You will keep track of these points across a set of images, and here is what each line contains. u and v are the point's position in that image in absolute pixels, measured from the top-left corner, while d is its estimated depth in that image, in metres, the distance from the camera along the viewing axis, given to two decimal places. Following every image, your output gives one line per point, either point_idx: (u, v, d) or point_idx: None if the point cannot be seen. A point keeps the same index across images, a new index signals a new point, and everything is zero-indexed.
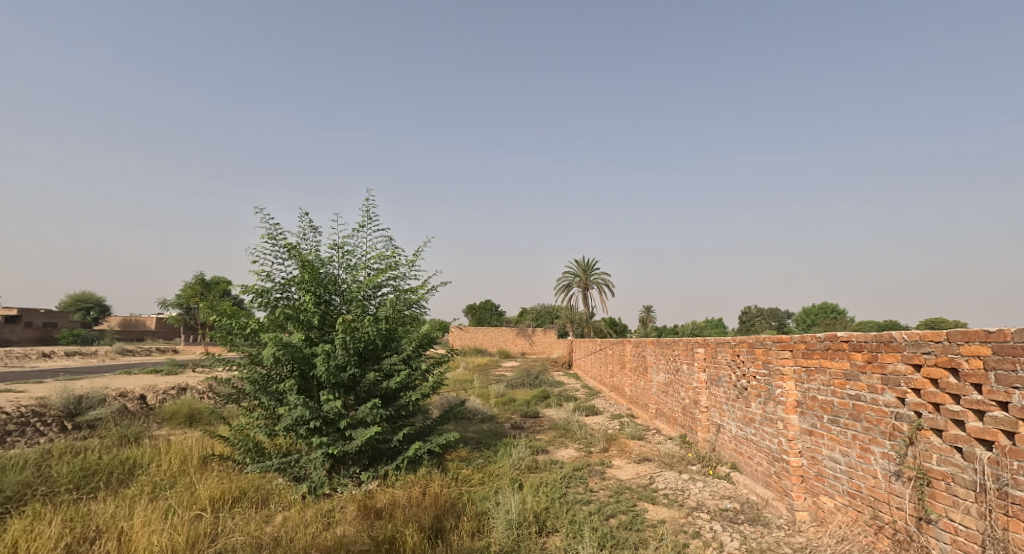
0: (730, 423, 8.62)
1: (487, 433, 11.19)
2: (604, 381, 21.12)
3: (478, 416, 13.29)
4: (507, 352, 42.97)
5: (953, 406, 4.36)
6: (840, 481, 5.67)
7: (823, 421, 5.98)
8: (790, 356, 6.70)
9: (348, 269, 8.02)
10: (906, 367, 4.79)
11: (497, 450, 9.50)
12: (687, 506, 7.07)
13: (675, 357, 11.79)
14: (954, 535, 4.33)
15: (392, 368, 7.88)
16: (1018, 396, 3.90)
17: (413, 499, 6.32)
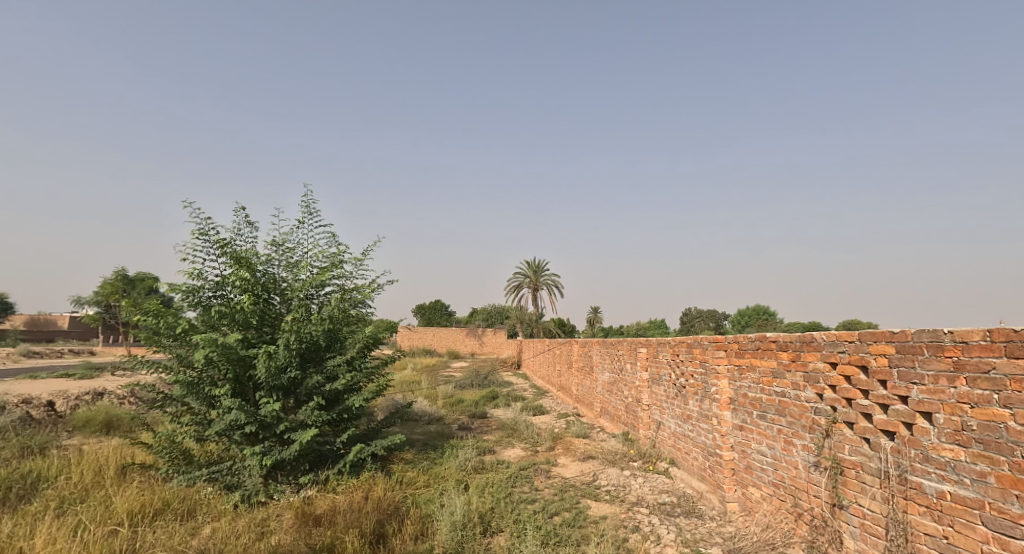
0: (669, 421, 9.23)
1: (435, 435, 11.43)
2: (554, 381, 21.74)
3: (426, 417, 13.49)
4: (457, 353, 43.19)
5: (863, 401, 4.85)
6: (767, 472, 6.34)
7: (752, 417, 6.66)
8: (724, 356, 7.34)
9: (290, 267, 8.12)
10: (824, 364, 5.35)
11: (444, 451, 9.78)
12: (627, 502, 7.59)
13: (620, 357, 12.40)
14: (862, 519, 4.86)
15: (335, 370, 8.03)
16: (915, 391, 4.35)
17: (354, 504, 6.51)
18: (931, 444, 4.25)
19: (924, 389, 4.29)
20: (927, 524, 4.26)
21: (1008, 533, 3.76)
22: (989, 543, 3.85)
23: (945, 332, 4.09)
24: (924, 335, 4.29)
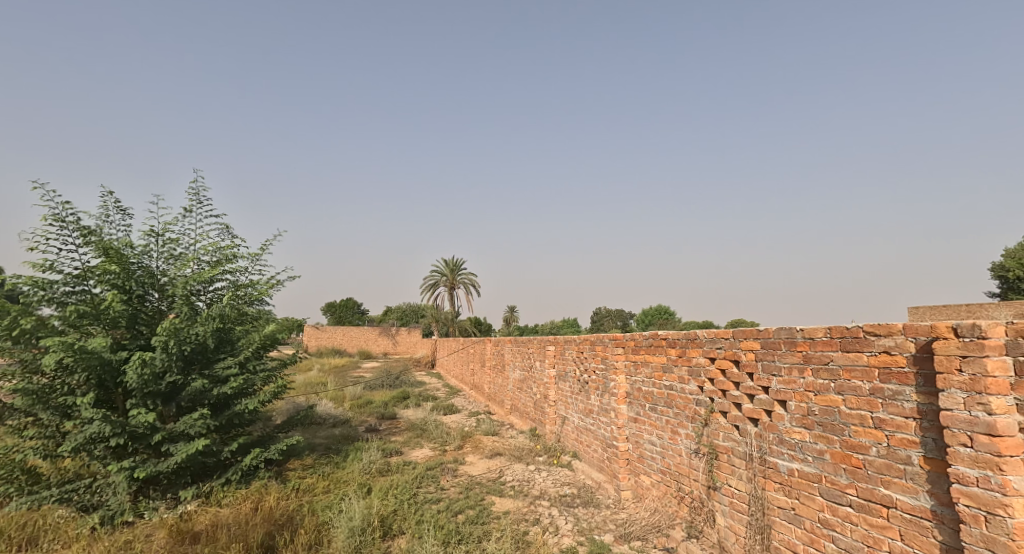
0: (573, 415, 9.64)
1: (338, 438, 11.10)
2: (466, 379, 21.89)
3: (329, 420, 13.06)
4: (366, 353, 42.21)
5: (735, 392, 5.42)
6: (656, 459, 6.86)
7: (644, 410, 7.15)
8: (622, 352, 7.81)
9: (172, 260, 7.61)
10: (705, 359, 5.91)
11: (348, 455, 9.53)
12: (530, 496, 7.86)
13: (529, 354, 12.70)
14: (731, 497, 5.41)
15: (225, 373, 7.61)
16: (775, 381, 4.90)
17: (239, 517, 6.22)
18: (785, 427, 4.79)
19: (782, 380, 4.83)
20: (780, 498, 4.80)
21: (837, 501, 4.27)
22: (824, 510, 4.37)
23: (796, 328, 4.64)
24: (783, 332, 4.84)
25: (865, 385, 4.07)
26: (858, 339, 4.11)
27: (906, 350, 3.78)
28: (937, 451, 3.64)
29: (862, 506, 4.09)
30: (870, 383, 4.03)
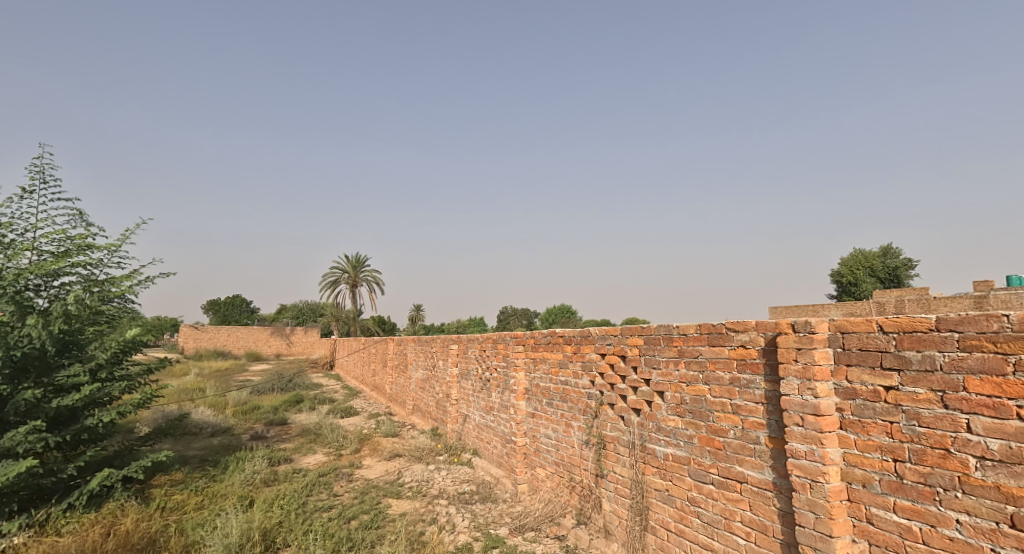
0: (474, 413, 9.90)
1: (216, 449, 10.49)
2: (366, 381, 21.54)
3: (206, 429, 12.27)
4: (256, 353, 39.96)
5: (622, 385, 5.97)
6: (550, 452, 7.31)
7: (542, 404, 7.56)
8: (522, 350, 8.15)
9: (4, 249, 6.87)
10: (596, 354, 6.42)
11: (228, 466, 9.09)
12: (428, 496, 8.02)
13: (432, 354, 12.80)
14: (615, 483, 5.96)
15: (68, 381, 6.93)
16: (655, 374, 5.48)
17: (90, 544, 5.76)
18: (662, 416, 5.37)
19: (660, 373, 5.40)
20: (657, 481, 5.37)
21: (702, 480, 4.86)
22: (692, 489, 4.96)
23: (673, 326, 5.22)
24: (662, 330, 5.41)
25: (727, 375, 4.66)
26: (722, 335, 4.70)
27: (757, 343, 4.38)
28: (777, 430, 4.21)
29: (722, 483, 4.66)
30: (731, 374, 4.62)
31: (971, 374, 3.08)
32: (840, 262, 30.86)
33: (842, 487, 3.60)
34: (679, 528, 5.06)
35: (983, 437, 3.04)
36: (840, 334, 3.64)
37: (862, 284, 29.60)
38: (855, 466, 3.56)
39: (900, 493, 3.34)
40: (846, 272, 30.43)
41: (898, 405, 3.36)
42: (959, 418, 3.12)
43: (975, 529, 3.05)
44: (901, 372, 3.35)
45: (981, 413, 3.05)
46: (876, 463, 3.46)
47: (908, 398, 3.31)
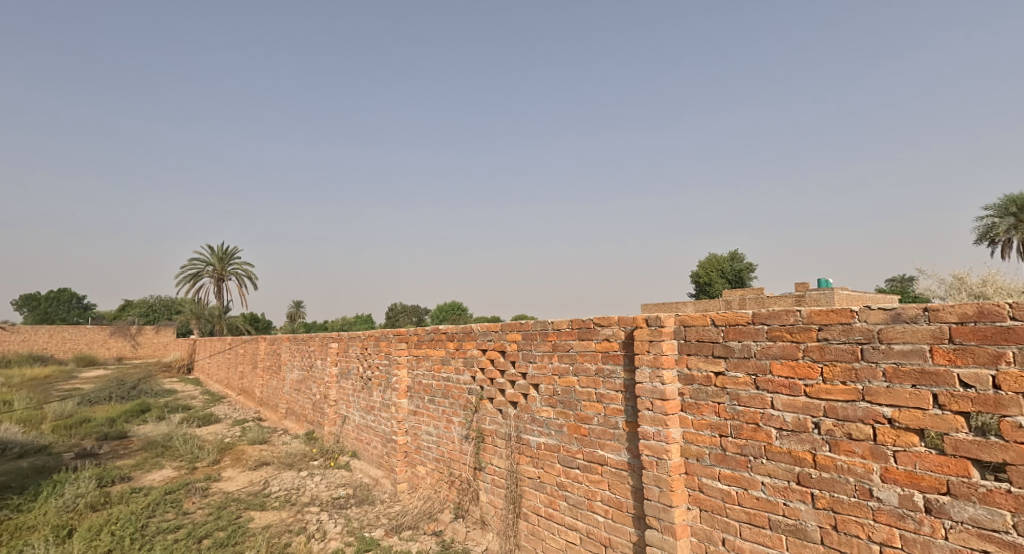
0: (354, 414, 9.65)
1: (24, 473, 9.15)
2: (233, 384, 19.96)
3: (13, 450, 10.68)
4: (96, 357, 35.52)
5: (500, 380, 5.80)
6: (432, 449, 7.04)
7: (423, 402, 7.20)
8: (405, 347, 7.65)
9: None
10: (478, 350, 6.10)
11: (40, 493, 8.03)
12: (298, 504, 7.72)
13: (309, 353, 12.27)
14: (493, 475, 5.81)
15: None
16: (532, 368, 5.31)
17: None
18: (536, 408, 5.24)
19: (535, 366, 5.27)
20: (530, 469, 5.24)
21: (569, 464, 4.78)
22: (561, 474, 4.88)
23: (548, 321, 5.09)
24: (538, 325, 5.28)
25: (592, 366, 4.62)
26: (589, 329, 4.67)
27: (620, 336, 4.34)
28: (634, 415, 4.24)
29: (586, 467, 4.60)
30: (597, 365, 4.57)
31: (775, 359, 3.15)
32: (698, 265, 34.22)
33: (681, 463, 3.64)
34: (548, 512, 5.00)
35: (782, 412, 3.12)
36: (683, 326, 3.68)
37: (717, 284, 33.07)
38: (692, 443, 3.59)
39: (724, 464, 3.41)
40: (705, 273, 33.92)
41: (724, 388, 3.42)
42: (766, 397, 3.19)
43: (776, 488, 3.12)
44: (726, 359, 3.41)
45: (781, 393, 3.12)
46: (707, 440, 3.51)
47: (731, 382, 3.37)
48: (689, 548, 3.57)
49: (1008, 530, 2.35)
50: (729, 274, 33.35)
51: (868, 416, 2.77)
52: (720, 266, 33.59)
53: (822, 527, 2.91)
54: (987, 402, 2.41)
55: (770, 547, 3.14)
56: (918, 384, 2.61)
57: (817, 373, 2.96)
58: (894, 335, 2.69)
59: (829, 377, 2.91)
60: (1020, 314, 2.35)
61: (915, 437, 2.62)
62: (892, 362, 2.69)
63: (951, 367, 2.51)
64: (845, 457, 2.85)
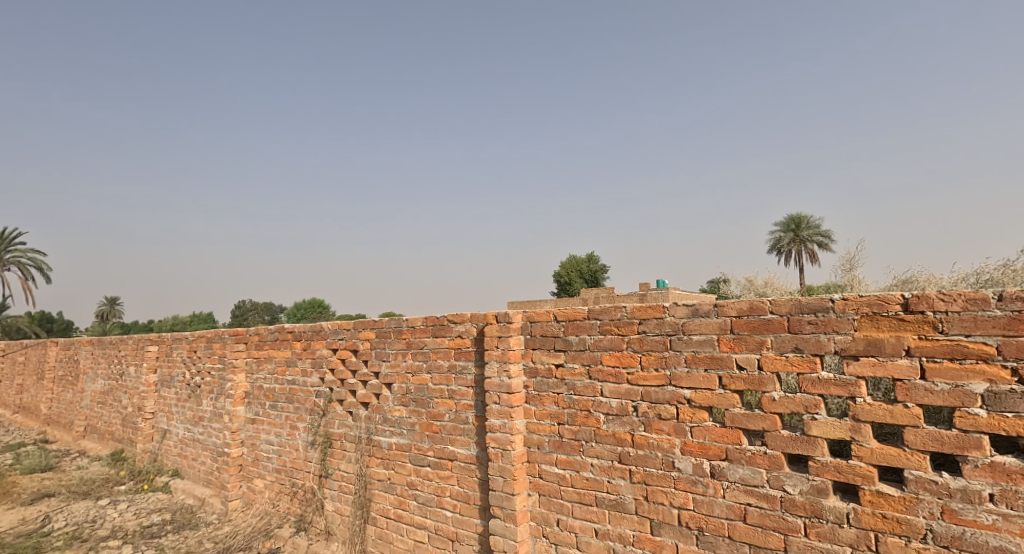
0: (177, 427, 8.70)
1: None
2: (9, 400, 16.55)
3: None
4: None
5: (351, 380, 5.06)
6: (271, 459, 5.99)
7: (264, 408, 6.11)
8: (244, 348, 6.48)
9: None
10: (328, 350, 5.33)
11: None
12: (93, 540, 6.60)
13: (120, 359, 10.75)
14: (340, 481, 5.10)
15: None
16: (384, 366, 4.76)
17: None
18: (388, 408, 4.70)
19: (389, 365, 4.72)
20: (379, 472, 4.72)
21: (420, 463, 4.39)
22: (411, 474, 4.46)
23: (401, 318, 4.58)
24: (392, 322, 4.72)
25: (445, 363, 4.26)
26: (442, 326, 4.31)
27: (471, 333, 4.09)
28: (482, 410, 3.98)
29: (437, 464, 4.27)
30: (449, 362, 4.24)
31: (605, 351, 3.36)
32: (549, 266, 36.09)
33: (524, 452, 3.72)
34: (397, 514, 4.54)
35: (609, 398, 3.33)
36: (530, 322, 3.75)
37: (574, 284, 35.12)
38: (534, 432, 3.68)
39: (560, 450, 3.54)
40: (563, 273, 35.81)
41: (563, 379, 3.56)
42: (597, 386, 3.39)
43: (604, 469, 3.32)
44: (565, 352, 3.55)
45: (608, 381, 3.33)
46: (547, 428, 3.62)
47: (569, 373, 3.52)
48: (528, 532, 3.66)
49: (764, 484, 2.71)
50: (587, 274, 35.60)
51: (673, 398, 3.05)
52: (578, 268, 35.76)
53: (637, 498, 3.16)
54: (755, 381, 2.75)
55: (597, 522, 3.34)
56: (709, 368, 2.92)
57: (637, 362, 3.21)
58: (693, 327, 2.98)
59: (647, 365, 3.17)
60: (776, 308, 2.69)
61: (705, 414, 2.94)
62: (692, 350, 2.99)
63: (731, 353, 2.84)
64: (655, 435, 3.11)
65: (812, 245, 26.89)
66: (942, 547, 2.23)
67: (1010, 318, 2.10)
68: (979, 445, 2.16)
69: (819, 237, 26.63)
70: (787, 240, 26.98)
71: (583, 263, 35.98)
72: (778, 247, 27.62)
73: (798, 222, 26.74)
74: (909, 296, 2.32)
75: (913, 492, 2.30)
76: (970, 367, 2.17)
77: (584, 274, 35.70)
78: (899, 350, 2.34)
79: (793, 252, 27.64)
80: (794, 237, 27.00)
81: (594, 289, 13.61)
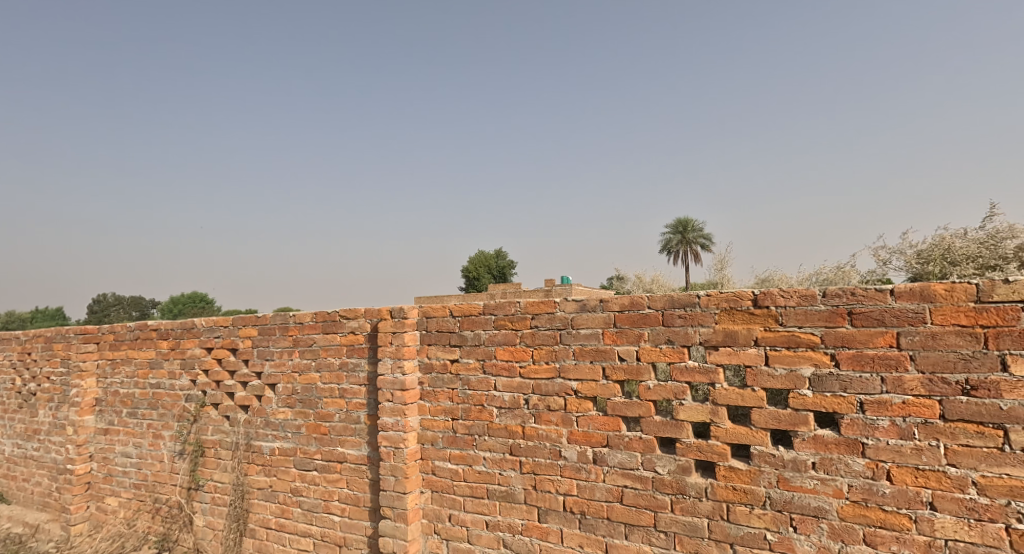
0: (5, 443, 7.55)
1: None
2: None
3: None
4: None
5: (229, 381, 4.72)
6: (128, 474, 5.40)
7: (120, 417, 5.51)
8: (95, 350, 5.79)
9: None
10: (200, 350, 4.93)
11: None
12: None
13: None
14: (213, 493, 4.73)
15: None
16: (267, 366, 4.49)
17: None
18: (271, 410, 4.44)
19: (272, 364, 4.46)
20: (259, 479, 4.45)
21: (306, 467, 4.20)
22: (296, 479, 4.25)
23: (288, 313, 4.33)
24: (277, 318, 4.46)
25: (336, 361, 4.11)
26: (334, 322, 4.13)
27: (365, 329, 3.97)
28: (375, 408, 3.89)
29: (324, 467, 4.11)
30: (340, 359, 4.08)
31: (499, 345, 3.41)
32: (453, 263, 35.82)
33: (417, 449, 3.67)
34: (279, 524, 4.31)
35: (502, 392, 3.39)
36: (425, 317, 3.71)
37: (484, 280, 35.31)
38: (428, 429, 3.65)
39: (455, 446, 3.55)
40: (473, 269, 35.91)
41: (458, 374, 3.57)
42: (491, 380, 3.44)
43: (496, 462, 3.38)
44: (460, 347, 3.56)
45: (502, 375, 3.40)
46: (441, 424, 3.61)
47: (465, 368, 3.54)
48: (419, 531, 3.62)
49: (639, 467, 2.91)
50: (495, 270, 35.81)
51: (562, 390, 3.18)
52: (486, 264, 35.90)
53: (526, 488, 3.26)
54: (634, 371, 2.94)
55: (488, 515, 3.40)
56: (594, 360, 3.08)
57: (529, 355, 3.30)
58: (581, 321, 3.12)
59: (538, 359, 3.27)
60: (653, 303, 2.90)
61: (590, 404, 3.09)
62: (579, 343, 3.13)
63: (614, 345, 3.01)
64: (545, 426, 3.22)
65: (696, 246, 29.12)
66: (777, 511, 2.53)
67: (831, 311, 2.42)
68: (806, 421, 2.47)
69: (701, 239, 28.94)
70: (676, 241, 28.99)
71: (492, 259, 36.20)
72: (668, 248, 29.58)
73: (687, 225, 28.81)
74: (758, 292, 2.60)
75: (756, 465, 2.59)
76: (802, 354, 2.48)
77: (492, 269, 35.85)
78: (749, 340, 2.61)
79: (680, 253, 29.72)
80: (681, 238, 29.06)
81: (498, 286, 13.73)
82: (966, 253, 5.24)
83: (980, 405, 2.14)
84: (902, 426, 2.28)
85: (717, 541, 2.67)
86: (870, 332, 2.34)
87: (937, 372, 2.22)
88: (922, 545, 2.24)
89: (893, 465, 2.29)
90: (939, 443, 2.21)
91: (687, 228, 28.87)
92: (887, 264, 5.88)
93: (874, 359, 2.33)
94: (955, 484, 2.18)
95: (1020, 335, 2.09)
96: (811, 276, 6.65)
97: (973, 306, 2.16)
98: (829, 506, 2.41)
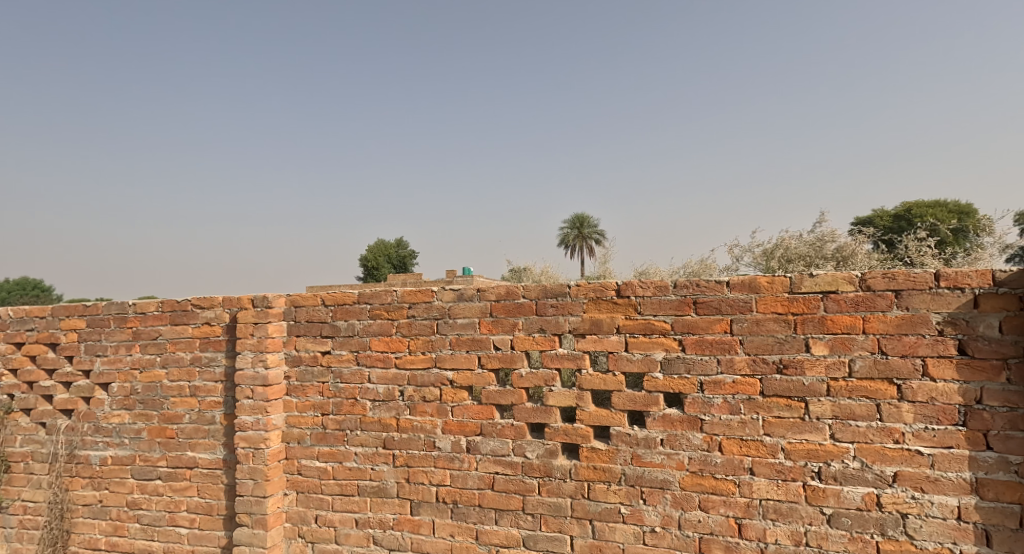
0: None
1: None
2: None
3: None
4: None
5: (46, 383, 4.09)
6: None
7: None
8: None
9: None
10: (7, 346, 4.22)
11: None
12: None
13: None
14: (21, 515, 4.08)
15: None
16: (97, 363, 3.96)
17: None
18: (103, 414, 3.93)
19: (105, 361, 3.94)
20: (86, 495, 3.93)
21: (147, 477, 3.78)
22: (133, 491, 3.81)
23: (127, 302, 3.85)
24: (113, 308, 3.93)
25: (186, 355, 3.73)
26: (185, 311, 3.74)
27: (223, 320, 3.64)
28: (233, 407, 3.59)
29: (170, 475, 3.73)
30: (192, 353, 3.71)
31: (374, 336, 3.31)
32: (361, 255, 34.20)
33: (282, 448, 3.46)
34: (111, 543, 3.84)
35: (376, 384, 3.29)
36: (294, 307, 3.48)
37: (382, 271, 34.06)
38: (294, 426, 3.45)
39: (324, 443, 3.38)
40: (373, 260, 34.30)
41: (329, 367, 3.40)
42: (364, 372, 3.33)
43: (366, 457, 3.29)
44: (332, 338, 3.40)
45: (376, 366, 3.30)
46: (309, 420, 3.42)
47: (337, 360, 3.38)
48: (281, 535, 3.43)
49: (510, 453, 2.98)
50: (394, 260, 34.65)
51: (437, 380, 3.16)
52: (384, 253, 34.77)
53: (398, 481, 3.21)
54: (508, 359, 3.00)
55: (357, 512, 3.30)
56: (470, 350, 3.09)
57: (405, 346, 3.24)
58: (458, 311, 3.12)
59: (412, 350, 3.22)
60: (527, 292, 2.97)
61: (465, 393, 3.11)
62: (455, 333, 3.13)
63: (489, 335, 3.05)
64: (419, 417, 3.19)
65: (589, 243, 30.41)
66: (630, 486, 2.73)
67: (680, 300, 2.65)
68: (657, 402, 2.69)
69: (595, 235, 30.32)
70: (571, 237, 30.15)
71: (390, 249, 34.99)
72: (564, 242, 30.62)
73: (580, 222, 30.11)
74: (620, 282, 2.77)
75: (614, 444, 2.77)
76: (655, 340, 2.69)
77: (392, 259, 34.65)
78: (612, 328, 2.78)
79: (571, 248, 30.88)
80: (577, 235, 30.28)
81: (397, 277, 13.29)
82: (799, 253, 5.97)
83: (790, 381, 2.47)
84: (731, 403, 2.56)
85: (578, 518, 2.82)
86: (710, 319, 2.60)
87: (761, 354, 2.52)
88: (743, 506, 2.54)
89: (724, 437, 2.57)
90: (758, 416, 2.52)
91: (581, 226, 30.12)
92: (738, 260, 6.51)
93: (712, 344, 2.59)
94: (769, 451, 2.50)
95: (821, 321, 2.43)
96: (676, 270, 7.19)
97: (787, 296, 2.48)
98: (673, 478, 2.65)
